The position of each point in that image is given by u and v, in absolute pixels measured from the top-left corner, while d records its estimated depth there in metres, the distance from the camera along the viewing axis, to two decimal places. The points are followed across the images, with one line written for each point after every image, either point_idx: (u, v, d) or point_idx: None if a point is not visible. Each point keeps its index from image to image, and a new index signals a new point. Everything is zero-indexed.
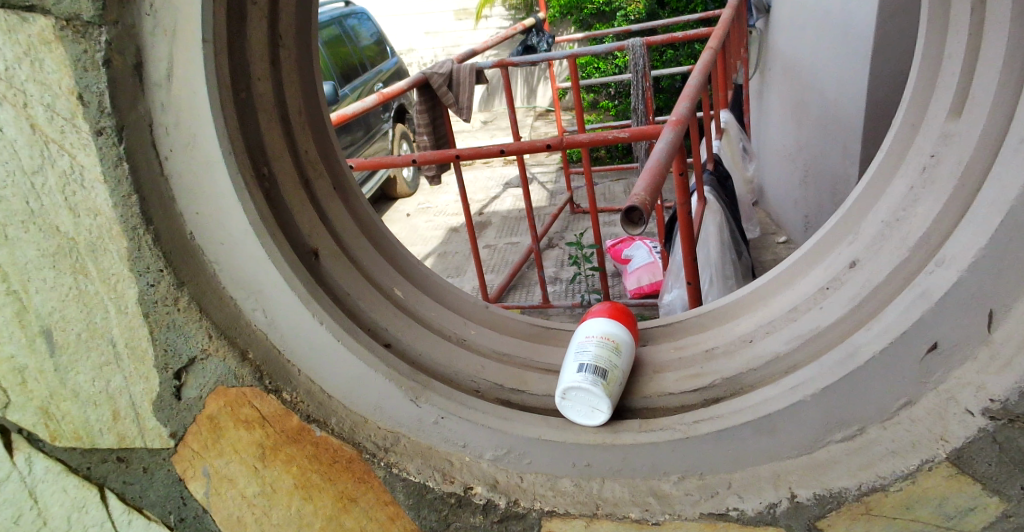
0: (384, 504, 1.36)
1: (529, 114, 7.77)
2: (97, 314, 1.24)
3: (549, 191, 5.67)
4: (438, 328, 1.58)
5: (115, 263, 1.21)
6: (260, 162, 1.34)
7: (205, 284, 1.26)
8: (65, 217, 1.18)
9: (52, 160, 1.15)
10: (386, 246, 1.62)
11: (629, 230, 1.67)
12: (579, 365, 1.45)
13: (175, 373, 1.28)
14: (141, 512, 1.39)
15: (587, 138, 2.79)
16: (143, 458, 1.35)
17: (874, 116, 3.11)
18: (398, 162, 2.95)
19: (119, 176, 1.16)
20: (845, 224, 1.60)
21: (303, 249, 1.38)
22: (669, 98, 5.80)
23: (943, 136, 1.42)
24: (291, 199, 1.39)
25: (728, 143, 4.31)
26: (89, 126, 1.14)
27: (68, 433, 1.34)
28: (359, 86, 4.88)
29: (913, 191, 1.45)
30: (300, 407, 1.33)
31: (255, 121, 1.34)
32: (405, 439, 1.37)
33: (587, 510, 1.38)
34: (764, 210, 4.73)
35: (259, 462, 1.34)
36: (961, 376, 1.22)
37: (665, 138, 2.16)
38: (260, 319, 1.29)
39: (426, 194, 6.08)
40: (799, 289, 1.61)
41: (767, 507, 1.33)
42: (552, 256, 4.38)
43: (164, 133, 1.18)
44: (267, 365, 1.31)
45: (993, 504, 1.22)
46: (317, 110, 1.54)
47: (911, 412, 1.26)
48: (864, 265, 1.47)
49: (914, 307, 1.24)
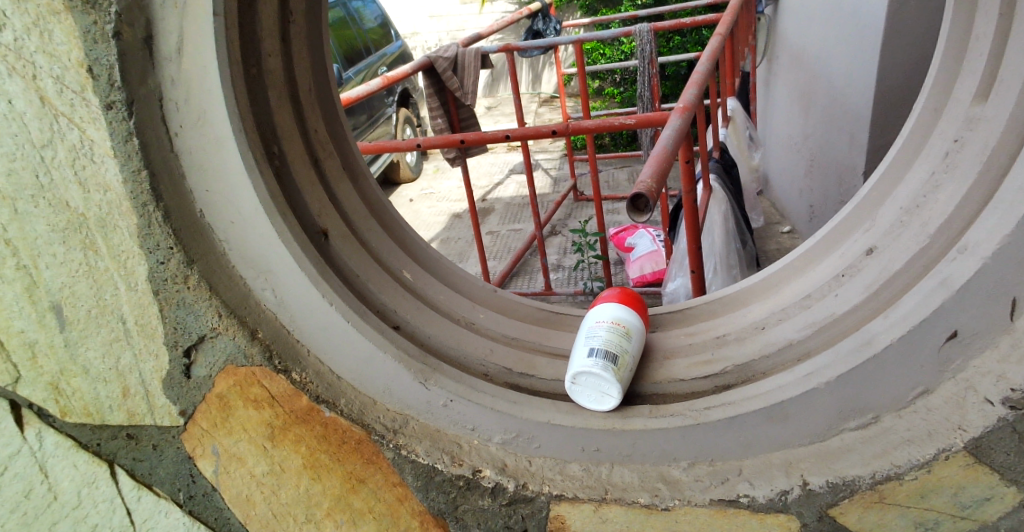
0: (393, 485, 1.36)
1: (535, 100, 7.76)
2: (107, 290, 1.26)
3: (554, 177, 5.67)
4: (446, 312, 1.58)
5: (125, 240, 1.22)
6: (271, 141, 1.34)
7: (214, 263, 1.27)
8: (75, 192, 1.19)
9: (62, 134, 1.16)
10: (395, 229, 1.62)
11: (634, 218, 1.67)
12: (590, 349, 1.44)
13: (184, 351, 1.30)
14: (150, 489, 1.41)
15: (592, 125, 2.78)
16: (153, 436, 1.37)
17: (895, 103, 3.05)
18: (401, 147, 2.95)
19: (129, 151, 1.17)
20: (861, 209, 1.57)
21: (314, 230, 1.38)
22: (677, 85, 5.77)
23: (967, 120, 1.37)
24: (301, 179, 1.39)
25: (736, 130, 4.34)
26: (99, 100, 1.14)
27: (78, 409, 1.36)
28: (364, 69, 4.91)
29: (935, 176, 1.41)
30: (309, 388, 1.33)
31: (264, 100, 1.34)
32: (414, 421, 1.37)
33: (596, 494, 1.36)
34: (769, 199, 4.71)
35: (268, 441, 1.35)
36: (980, 364, 1.20)
37: (674, 125, 2.14)
38: (270, 299, 1.30)
39: (430, 179, 6.09)
40: (813, 276, 1.58)
41: (779, 494, 1.30)
42: (557, 244, 4.40)
43: (174, 108, 1.18)
44: (276, 344, 1.32)
45: (1010, 493, 1.21)
46: (327, 89, 1.55)
47: (927, 401, 1.24)
48: (882, 250, 1.43)
49: (933, 296, 1.21)
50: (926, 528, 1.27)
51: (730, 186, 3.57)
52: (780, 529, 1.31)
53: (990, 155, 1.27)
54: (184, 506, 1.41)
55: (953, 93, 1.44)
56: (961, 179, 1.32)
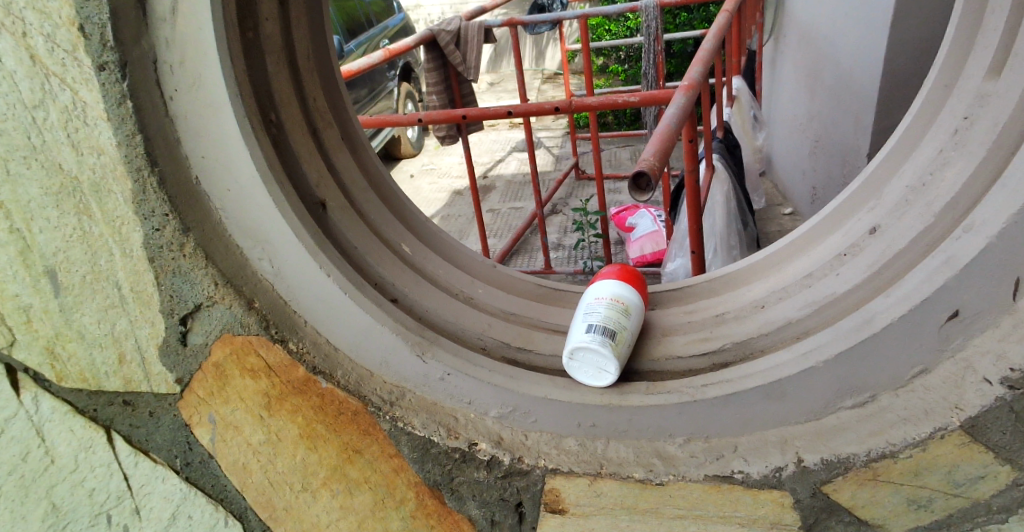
0: (390, 456, 1.37)
1: (538, 77, 7.71)
2: (102, 256, 1.25)
3: (556, 155, 5.65)
4: (444, 285, 1.58)
5: (119, 205, 1.21)
6: (269, 109, 1.34)
7: (210, 231, 1.27)
8: (67, 155, 1.18)
9: (53, 95, 1.15)
10: (393, 201, 1.62)
11: (636, 196, 1.63)
12: (589, 325, 1.44)
13: (180, 319, 1.29)
14: (147, 455, 1.41)
15: (596, 102, 2.75)
16: (150, 403, 1.37)
17: (902, 83, 3.03)
18: (402, 121, 2.92)
19: (123, 115, 1.16)
20: (864, 187, 1.56)
21: (311, 200, 1.38)
22: (681, 63, 5.73)
23: (979, 96, 1.36)
24: (299, 148, 1.38)
25: (738, 109, 4.33)
26: (91, 60, 1.13)
27: (74, 374, 1.36)
28: (365, 42, 4.88)
29: (943, 154, 1.39)
30: (306, 359, 1.34)
31: (262, 66, 1.33)
32: (411, 394, 1.38)
33: (591, 469, 1.37)
34: (771, 179, 4.69)
35: (265, 411, 1.35)
36: (980, 343, 1.20)
37: (677, 102, 2.12)
38: (267, 269, 1.30)
39: (431, 155, 6.07)
40: (815, 255, 1.57)
41: (773, 471, 1.31)
42: (557, 223, 4.40)
43: (169, 71, 1.17)
44: (273, 314, 1.32)
45: (1004, 473, 1.20)
46: (327, 59, 1.53)
47: (925, 380, 1.25)
48: (886, 230, 1.43)
49: (936, 275, 1.20)
50: (919, 505, 1.27)
51: (732, 167, 3.55)
52: (774, 505, 1.31)
53: (1000, 132, 1.26)
54: (181, 473, 1.41)
55: (966, 69, 1.42)
56: (970, 157, 1.31)
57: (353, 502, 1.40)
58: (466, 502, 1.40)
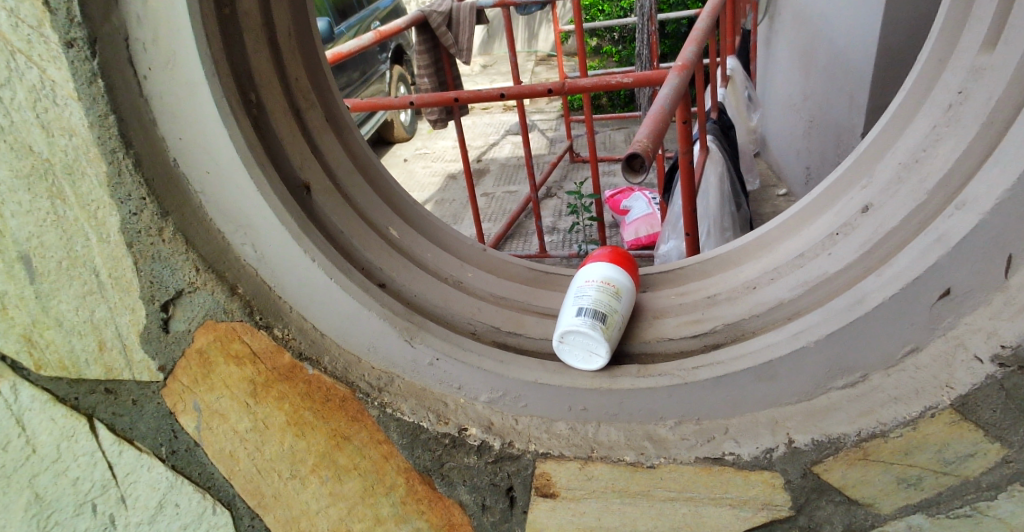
0: (379, 442, 1.36)
1: (531, 59, 7.68)
2: (78, 242, 1.23)
3: (549, 138, 5.62)
4: (433, 270, 1.56)
5: (94, 189, 1.19)
6: (248, 88, 1.32)
7: (189, 216, 1.25)
8: (38, 136, 1.16)
9: (20, 73, 1.13)
10: (380, 184, 1.60)
11: (629, 179, 1.63)
12: (579, 309, 1.43)
13: (161, 306, 1.28)
14: (131, 443, 1.40)
15: (589, 83, 2.72)
16: (132, 391, 1.36)
17: (898, 62, 3.00)
18: (393, 104, 2.89)
19: (94, 94, 1.14)
20: (858, 166, 1.54)
21: (295, 183, 1.36)
22: (675, 43, 5.71)
23: (974, 71, 1.34)
24: (282, 131, 1.36)
25: (732, 90, 4.30)
26: (58, 36, 1.10)
27: (53, 363, 1.34)
28: (356, 24, 4.84)
29: (936, 130, 1.37)
30: (292, 344, 1.32)
31: (240, 46, 1.31)
32: (400, 379, 1.36)
33: (582, 452, 1.36)
34: (765, 160, 4.67)
35: (251, 398, 1.34)
36: (972, 322, 1.19)
37: (670, 83, 2.09)
38: (249, 254, 1.28)
39: (424, 139, 6.04)
40: (808, 235, 1.56)
41: (763, 452, 1.30)
42: (552, 207, 4.38)
43: (141, 49, 1.15)
44: (257, 300, 1.31)
45: (993, 450, 1.19)
46: (310, 40, 1.51)
47: (916, 359, 1.23)
48: (878, 208, 1.41)
49: (929, 253, 1.19)
50: (909, 484, 1.26)
51: (727, 148, 3.53)
52: (765, 486, 1.31)
53: (994, 107, 1.24)
54: (167, 461, 1.40)
55: (960, 43, 1.40)
56: (963, 133, 1.29)
57: (343, 489, 1.39)
58: (457, 487, 1.39)
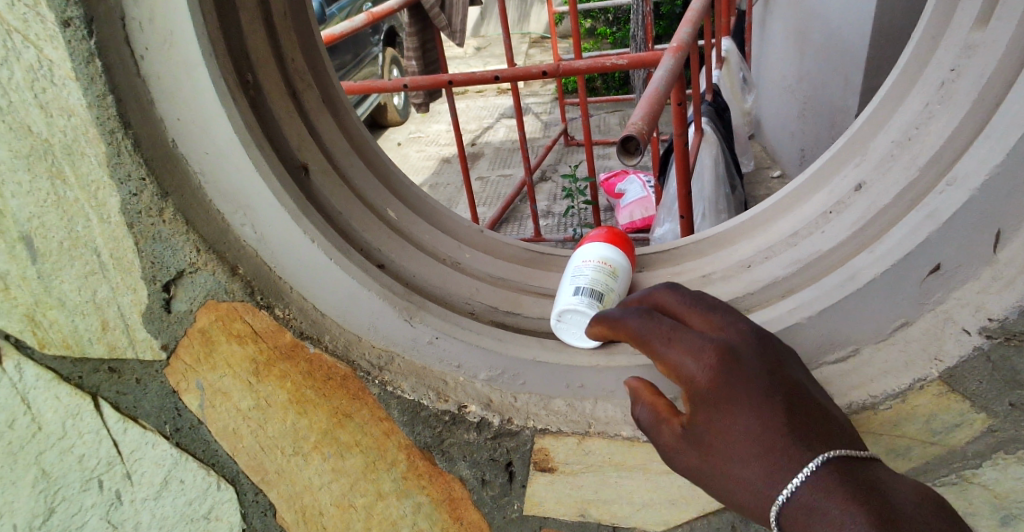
0: (380, 419, 1.38)
1: (524, 41, 7.66)
2: (79, 222, 1.25)
3: (544, 121, 5.63)
4: (431, 251, 1.58)
5: (94, 168, 1.20)
6: (245, 70, 1.33)
7: (190, 197, 1.27)
8: (36, 116, 1.17)
9: (17, 53, 1.13)
10: (378, 166, 1.61)
11: (624, 160, 1.64)
12: (576, 288, 1.44)
13: (163, 286, 1.29)
14: (136, 421, 1.42)
15: (583, 64, 2.72)
16: (136, 370, 1.38)
17: (893, 41, 3.01)
18: (387, 87, 2.89)
19: (92, 74, 1.14)
20: (852, 144, 1.56)
21: (293, 163, 1.37)
22: (669, 24, 5.70)
23: (966, 48, 1.35)
24: (280, 112, 1.38)
25: (727, 72, 4.29)
26: (55, 16, 1.10)
27: (56, 341, 1.36)
28: (347, 6, 4.82)
29: (929, 107, 1.39)
30: (292, 324, 1.34)
31: (236, 26, 1.32)
32: (400, 358, 1.38)
33: (580, 428, 1.39)
34: (760, 142, 4.69)
35: (253, 377, 1.36)
36: (961, 296, 1.20)
37: (666, 64, 2.10)
38: (250, 235, 1.30)
39: (418, 122, 6.05)
40: (802, 214, 1.58)
41: None
42: (546, 190, 4.41)
43: (137, 28, 1.15)
44: (257, 281, 1.32)
45: (979, 420, 1.20)
46: (306, 22, 1.52)
47: (906, 333, 1.26)
48: (871, 186, 1.43)
49: (920, 228, 1.20)
50: (897, 453, 1.29)
51: (721, 129, 3.54)
52: None
53: (986, 83, 1.25)
54: (172, 438, 1.42)
55: (953, 20, 1.41)
56: (956, 109, 1.30)
57: (344, 464, 1.41)
58: (457, 463, 1.42)
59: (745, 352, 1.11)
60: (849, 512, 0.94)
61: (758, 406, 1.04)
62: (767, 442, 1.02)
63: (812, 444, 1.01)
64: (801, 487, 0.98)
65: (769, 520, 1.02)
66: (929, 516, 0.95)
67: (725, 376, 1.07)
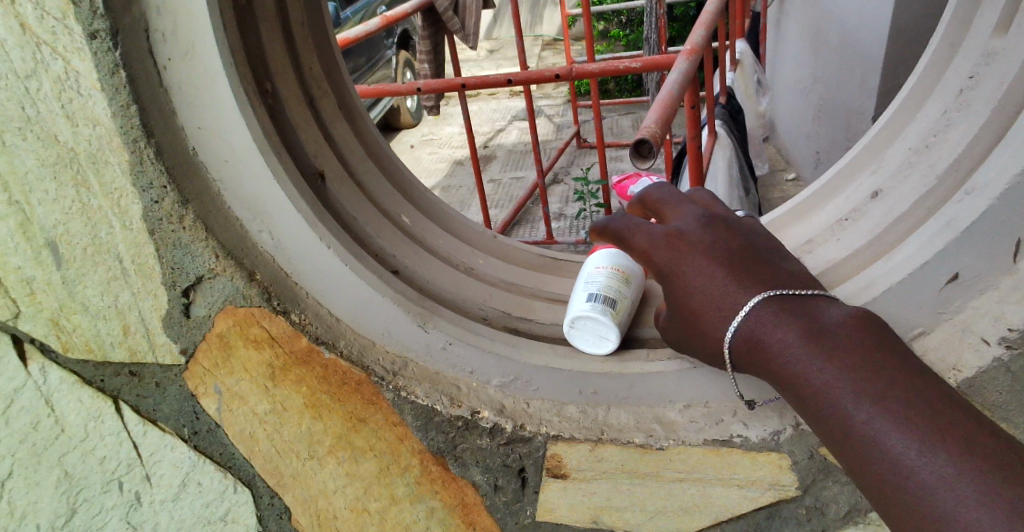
0: (394, 425, 1.40)
1: (538, 43, 7.68)
2: (102, 229, 1.27)
3: (556, 124, 5.64)
4: (445, 256, 1.59)
5: (117, 177, 1.22)
6: (263, 78, 1.35)
7: (209, 204, 1.29)
8: (62, 126, 1.19)
9: (45, 64, 1.15)
10: (393, 172, 1.63)
11: (636, 163, 1.64)
12: (589, 294, 1.44)
13: (182, 291, 1.31)
14: (155, 424, 1.44)
15: (596, 68, 2.73)
16: (156, 374, 1.40)
17: (910, 45, 3.00)
18: (401, 90, 2.91)
19: (117, 84, 1.17)
20: (868, 152, 1.56)
21: (310, 171, 1.38)
22: (683, 27, 5.71)
23: (986, 56, 1.35)
24: (297, 118, 1.40)
25: (742, 75, 4.29)
26: (82, 28, 1.13)
27: (79, 345, 1.38)
28: (362, 9, 4.85)
29: (947, 114, 1.38)
30: (308, 329, 1.35)
31: (255, 34, 1.34)
32: (414, 364, 1.39)
33: (592, 435, 1.39)
34: (774, 145, 4.68)
35: (270, 381, 1.37)
36: (979, 306, 1.19)
37: (680, 67, 2.10)
38: (267, 242, 1.31)
39: (431, 125, 6.07)
40: (817, 221, 1.58)
41: (772, 434, 1.34)
42: (558, 193, 4.42)
43: (160, 40, 1.18)
44: (274, 286, 1.34)
45: None
46: (323, 29, 1.54)
47: (923, 344, 1.23)
48: (887, 193, 1.43)
49: (939, 237, 1.21)
50: None
51: (736, 134, 3.55)
52: (773, 467, 1.35)
53: (1005, 91, 1.25)
54: (190, 441, 1.44)
55: (971, 25, 1.41)
56: (974, 118, 1.30)
57: (358, 469, 1.43)
58: (470, 468, 1.42)
59: (685, 227, 1.28)
60: (784, 337, 1.13)
61: (699, 262, 1.23)
62: (708, 291, 1.21)
63: (753, 287, 1.19)
64: (745, 322, 1.17)
65: (725, 358, 1.22)
66: (863, 336, 1.09)
67: (672, 249, 1.27)
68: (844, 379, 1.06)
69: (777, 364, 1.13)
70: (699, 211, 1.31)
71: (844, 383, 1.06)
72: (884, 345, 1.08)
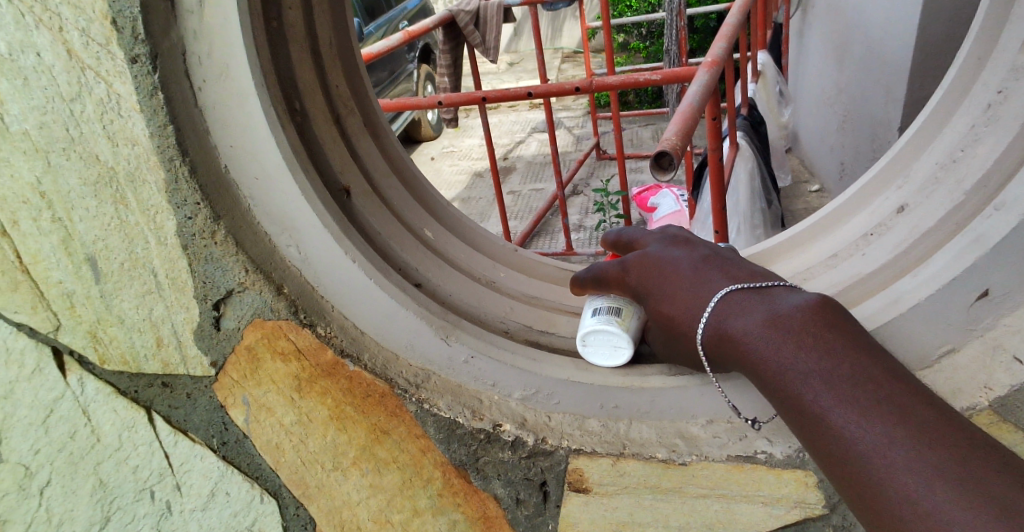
0: (416, 437, 1.41)
1: (557, 55, 7.72)
2: (139, 244, 1.30)
3: (576, 135, 5.67)
4: (466, 270, 1.62)
5: (153, 195, 1.26)
6: (294, 97, 1.38)
7: (240, 220, 1.31)
8: (104, 145, 1.23)
9: (89, 88, 1.19)
10: (417, 188, 1.66)
11: (657, 175, 1.65)
12: (593, 309, 1.46)
13: (213, 304, 1.34)
14: (186, 434, 1.47)
15: (615, 81, 2.75)
16: (187, 385, 1.43)
17: (935, 58, 2.99)
18: (422, 104, 2.95)
19: (155, 106, 1.21)
20: (892, 166, 1.57)
21: (336, 188, 1.41)
22: (704, 38, 5.72)
23: (1013, 71, 1.34)
24: (324, 135, 1.43)
25: (764, 86, 4.30)
26: (124, 53, 1.17)
27: (115, 357, 1.42)
28: (384, 25, 4.93)
29: (974, 129, 1.38)
30: (334, 342, 1.37)
31: (285, 53, 1.37)
32: (436, 377, 1.39)
33: (614, 449, 1.40)
34: (797, 155, 4.67)
35: (296, 393, 1.40)
36: (1011, 322, 1.19)
37: (700, 80, 2.11)
38: (294, 256, 1.34)
39: (451, 138, 6.12)
40: (842, 235, 1.59)
41: (797, 452, 1.34)
42: (578, 205, 4.43)
43: (197, 62, 1.21)
44: (301, 299, 1.35)
45: None
46: (350, 47, 1.58)
47: (953, 360, 1.23)
48: (914, 208, 1.43)
49: (966, 253, 1.20)
50: None
51: (758, 146, 3.54)
52: (797, 484, 1.36)
53: None
54: (219, 451, 1.47)
55: (996, 40, 1.41)
56: (1002, 133, 1.30)
57: (382, 481, 1.45)
58: (492, 482, 1.44)
59: (653, 250, 1.39)
60: (745, 325, 1.15)
61: (667, 274, 1.31)
62: (676, 297, 1.27)
63: (719, 285, 1.23)
64: (709, 311, 1.20)
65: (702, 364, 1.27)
66: (822, 324, 1.10)
67: (644, 267, 1.36)
68: (797, 355, 1.09)
69: (736, 342, 1.16)
70: (665, 238, 1.43)
71: (796, 360, 1.09)
72: (839, 328, 1.10)
